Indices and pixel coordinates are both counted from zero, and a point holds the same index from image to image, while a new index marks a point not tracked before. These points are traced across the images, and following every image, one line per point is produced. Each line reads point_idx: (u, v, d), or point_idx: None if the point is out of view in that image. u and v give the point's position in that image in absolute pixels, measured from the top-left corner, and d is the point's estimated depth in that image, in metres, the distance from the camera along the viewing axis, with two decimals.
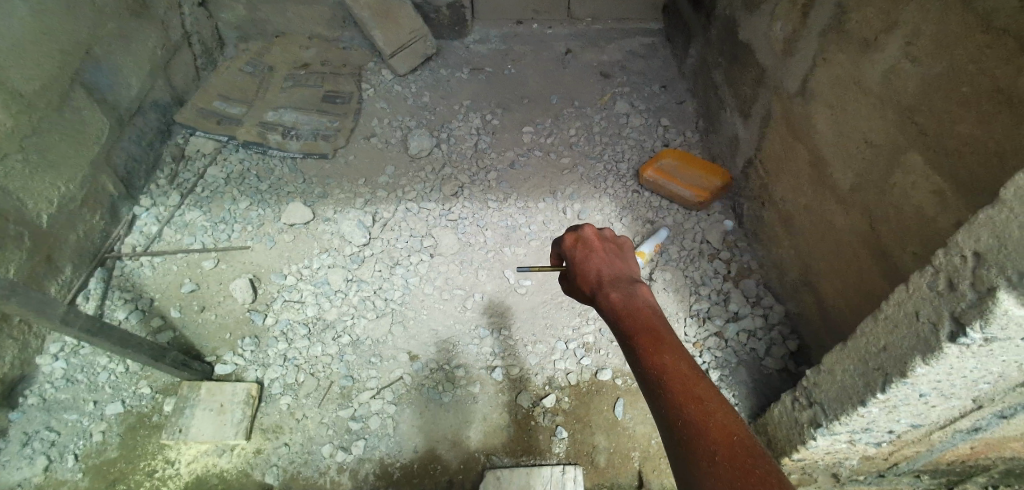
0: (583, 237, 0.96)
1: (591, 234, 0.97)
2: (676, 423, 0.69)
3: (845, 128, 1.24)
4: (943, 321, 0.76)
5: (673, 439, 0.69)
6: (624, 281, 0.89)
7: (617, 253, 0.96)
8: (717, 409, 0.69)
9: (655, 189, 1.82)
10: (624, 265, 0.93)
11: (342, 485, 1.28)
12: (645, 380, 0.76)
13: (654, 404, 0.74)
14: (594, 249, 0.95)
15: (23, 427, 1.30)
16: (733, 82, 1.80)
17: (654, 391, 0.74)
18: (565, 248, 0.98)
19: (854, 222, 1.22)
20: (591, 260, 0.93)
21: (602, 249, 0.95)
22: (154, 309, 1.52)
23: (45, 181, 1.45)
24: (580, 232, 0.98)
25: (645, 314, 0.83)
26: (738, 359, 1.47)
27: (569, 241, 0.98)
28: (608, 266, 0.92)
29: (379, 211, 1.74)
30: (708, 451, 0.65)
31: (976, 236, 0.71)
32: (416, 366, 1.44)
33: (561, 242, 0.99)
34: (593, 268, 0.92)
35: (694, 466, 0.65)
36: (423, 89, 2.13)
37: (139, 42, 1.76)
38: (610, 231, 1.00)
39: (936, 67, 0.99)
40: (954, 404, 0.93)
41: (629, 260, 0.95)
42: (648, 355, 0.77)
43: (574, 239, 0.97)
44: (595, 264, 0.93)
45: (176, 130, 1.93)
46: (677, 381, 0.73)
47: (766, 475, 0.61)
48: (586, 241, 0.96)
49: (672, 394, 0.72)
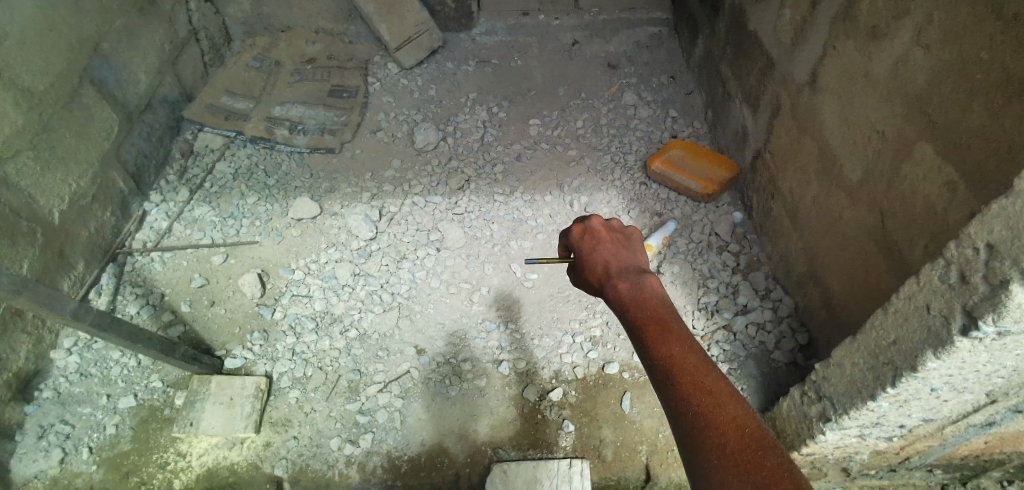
0: (590, 228, 0.96)
1: (598, 225, 0.96)
2: (684, 415, 0.69)
3: (855, 117, 1.21)
4: (955, 315, 0.75)
5: (681, 431, 0.69)
6: (632, 272, 0.88)
7: (624, 243, 0.94)
8: (726, 400, 0.68)
9: (662, 181, 1.81)
10: (631, 255, 0.92)
11: (350, 478, 1.29)
12: (653, 371, 0.75)
13: (662, 395, 0.73)
14: (601, 240, 0.94)
15: (38, 420, 1.33)
16: (742, 71, 1.77)
17: (662, 382, 0.73)
18: (573, 239, 0.97)
19: (863, 214, 1.20)
20: (598, 251, 0.93)
21: (610, 240, 0.95)
22: (165, 304, 1.54)
23: (56, 177, 1.47)
24: (588, 223, 0.97)
25: (652, 305, 0.81)
26: (747, 352, 1.45)
27: (576, 232, 0.97)
28: (615, 257, 0.91)
29: (386, 205, 1.74)
30: (717, 444, 0.65)
31: (990, 228, 0.69)
32: (423, 359, 1.45)
33: (568, 234, 0.99)
34: (600, 259, 0.91)
35: (703, 458, 0.65)
36: (429, 82, 2.12)
37: (147, 38, 1.77)
38: (617, 221, 0.99)
39: (948, 55, 0.96)
40: (966, 399, 0.91)
41: (636, 250, 0.94)
42: (655, 346, 0.76)
43: (581, 231, 0.97)
44: (601, 254, 0.92)
45: (184, 126, 1.94)
46: (685, 373, 0.72)
47: (776, 469, 0.61)
48: (593, 232, 0.96)
49: (680, 386, 0.71)
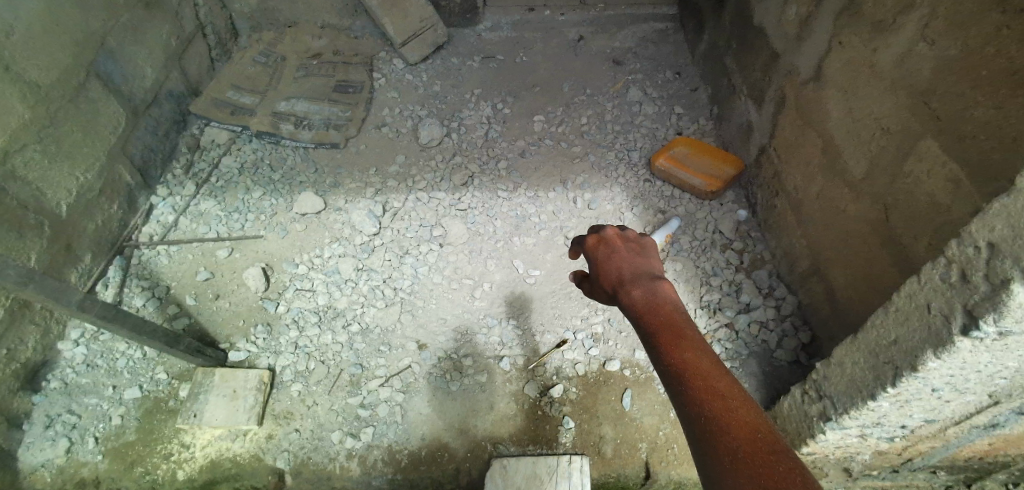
0: (605, 237, 0.95)
1: (613, 234, 0.96)
2: (697, 419, 0.68)
3: (860, 113, 1.20)
4: (956, 314, 0.74)
5: (693, 434, 0.67)
6: (646, 277, 0.87)
7: (639, 252, 0.94)
8: (739, 405, 0.67)
9: (666, 178, 1.80)
10: (646, 262, 0.92)
11: (351, 471, 1.30)
12: (666, 376, 0.74)
13: (675, 400, 0.72)
14: (616, 248, 0.94)
15: (45, 410, 1.35)
16: (747, 68, 1.75)
17: (676, 387, 0.72)
18: (587, 248, 0.97)
19: (868, 211, 1.19)
20: (613, 258, 0.92)
21: (624, 248, 0.94)
22: (170, 297, 1.55)
23: (63, 171, 1.48)
24: (602, 232, 0.97)
25: (666, 311, 0.81)
26: (749, 350, 1.44)
27: (591, 241, 0.97)
28: (630, 264, 0.91)
29: (389, 200, 1.75)
30: (729, 447, 0.63)
31: (990, 226, 0.68)
32: (424, 354, 1.45)
33: (582, 243, 0.98)
34: (614, 266, 0.91)
35: (715, 462, 0.63)
36: (434, 77, 2.12)
37: (153, 33, 1.78)
38: (633, 230, 0.99)
39: (952, 49, 0.96)
40: (969, 400, 0.90)
41: (652, 258, 0.93)
42: (668, 350, 0.76)
43: (596, 239, 0.96)
44: (616, 262, 0.91)
45: (191, 121, 1.96)
46: (698, 378, 0.71)
47: (789, 472, 0.59)
48: (608, 241, 0.95)
49: (692, 390, 0.70)
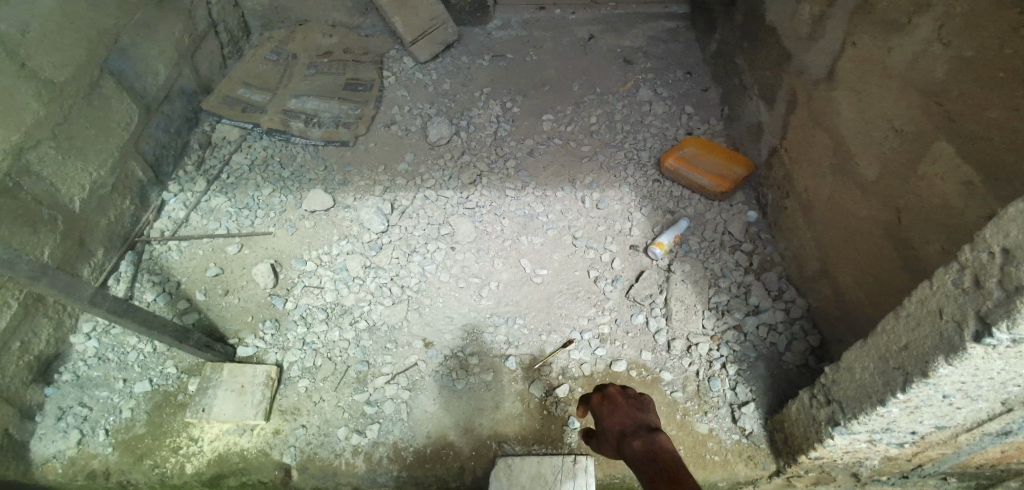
0: (608, 396, 0.95)
1: (614, 392, 0.95)
2: None
3: (871, 114, 1.18)
4: (968, 321, 0.73)
5: None
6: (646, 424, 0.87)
7: (640, 407, 0.94)
8: None
9: (675, 179, 1.79)
10: (648, 419, 0.91)
11: (357, 467, 1.30)
12: None
13: None
14: (618, 405, 0.94)
15: (57, 402, 1.37)
16: (758, 68, 1.74)
17: None
18: (590, 405, 0.96)
19: (879, 213, 1.18)
20: (615, 416, 0.92)
21: (626, 406, 0.94)
22: (181, 292, 1.57)
23: (77, 167, 1.50)
24: (605, 390, 0.96)
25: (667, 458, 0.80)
26: (757, 353, 1.42)
27: (593, 399, 0.96)
28: (632, 423, 0.90)
29: (398, 198, 1.76)
30: None
31: (1005, 231, 0.67)
32: (430, 352, 1.46)
33: (584, 402, 0.98)
34: (615, 426, 0.90)
35: None
36: (443, 76, 2.13)
37: (166, 31, 1.80)
38: (633, 388, 0.99)
39: (969, 50, 0.94)
40: (981, 406, 0.89)
41: (653, 415, 0.93)
42: None
43: (598, 397, 0.96)
44: (618, 420, 0.91)
45: (203, 118, 1.98)
46: None
47: None
48: (610, 399, 0.95)
49: None
